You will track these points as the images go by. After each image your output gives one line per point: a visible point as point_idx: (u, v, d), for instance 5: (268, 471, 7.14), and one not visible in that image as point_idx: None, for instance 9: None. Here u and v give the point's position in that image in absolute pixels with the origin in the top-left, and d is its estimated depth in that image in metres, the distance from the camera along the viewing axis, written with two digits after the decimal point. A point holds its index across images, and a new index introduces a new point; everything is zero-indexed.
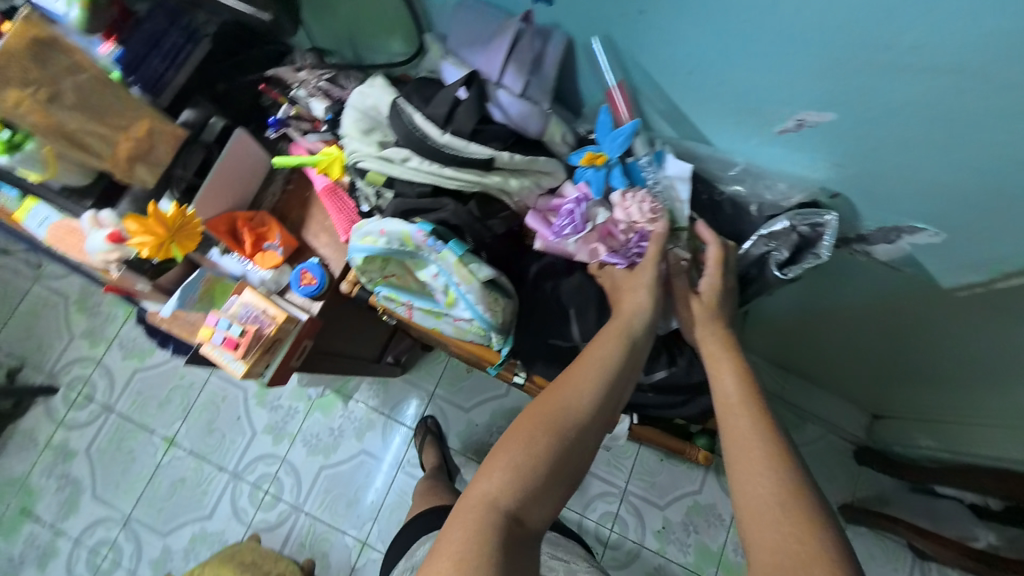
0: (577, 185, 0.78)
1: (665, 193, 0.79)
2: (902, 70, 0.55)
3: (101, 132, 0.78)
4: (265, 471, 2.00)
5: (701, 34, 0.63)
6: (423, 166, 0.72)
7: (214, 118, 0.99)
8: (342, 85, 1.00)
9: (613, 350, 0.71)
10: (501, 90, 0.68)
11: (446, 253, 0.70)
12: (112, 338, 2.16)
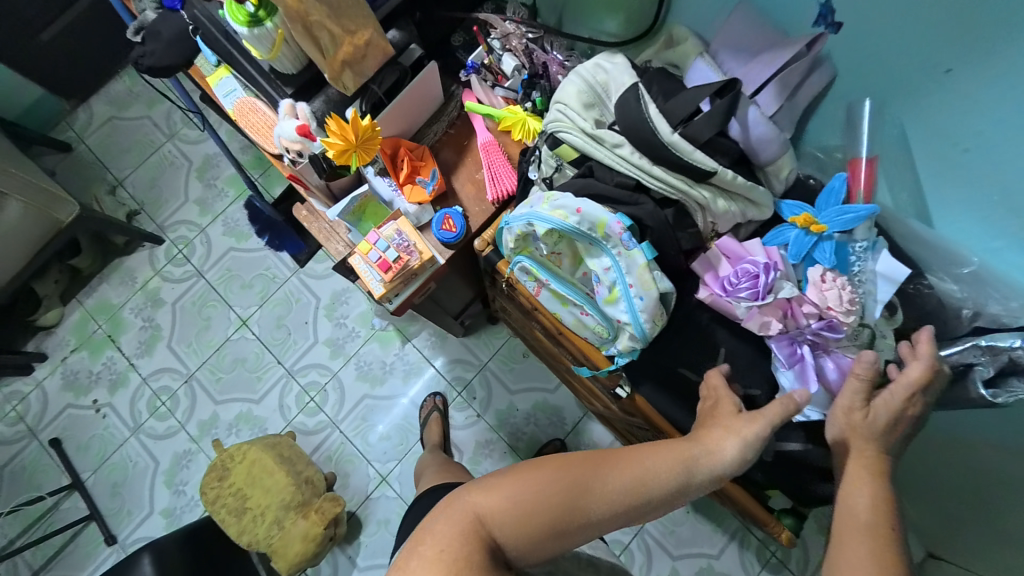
0: (771, 246, 0.71)
1: (865, 287, 0.67)
2: None
3: (333, 31, 0.80)
4: (316, 379, 2.11)
5: (1005, 112, 0.58)
6: (635, 157, 0.70)
7: (414, 45, 0.99)
8: (544, 48, 0.97)
9: (676, 460, 0.58)
10: (754, 107, 0.63)
11: (635, 253, 0.67)
12: (219, 212, 2.29)
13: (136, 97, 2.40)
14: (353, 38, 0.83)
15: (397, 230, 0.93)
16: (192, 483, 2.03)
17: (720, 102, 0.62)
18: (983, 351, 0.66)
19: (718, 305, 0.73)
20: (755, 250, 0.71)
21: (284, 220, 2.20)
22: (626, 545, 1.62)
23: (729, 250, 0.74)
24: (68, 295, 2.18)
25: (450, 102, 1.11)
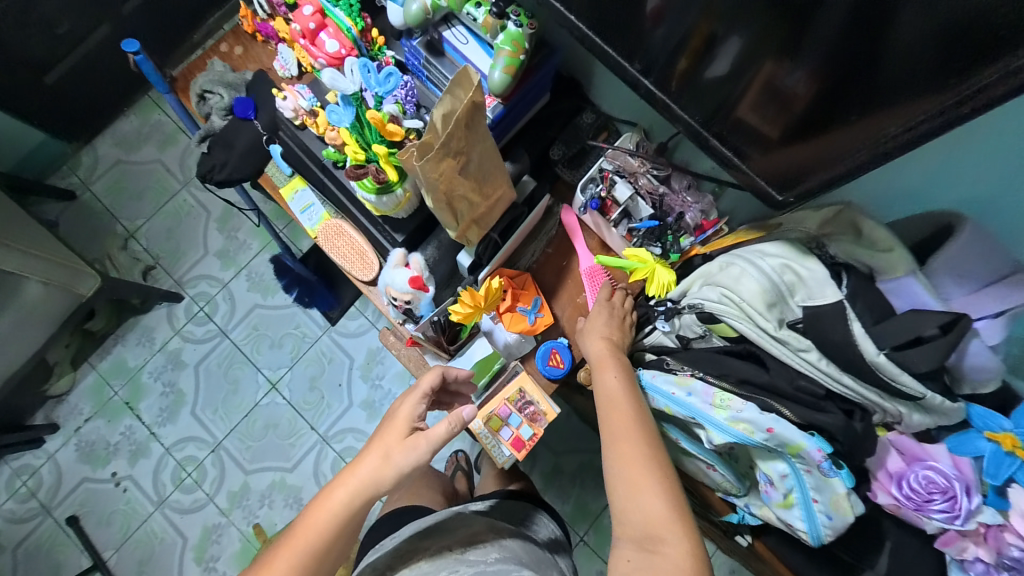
0: (959, 459, 0.67)
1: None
2: None
3: (474, 200, 0.72)
4: (353, 446, 1.71)
5: None
6: (822, 364, 0.66)
7: (526, 175, 0.92)
8: (671, 187, 0.94)
9: (333, 510, 0.64)
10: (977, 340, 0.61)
11: (835, 481, 0.64)
12: (243, 266, 1.80)
13: (147, 137, 1.78)
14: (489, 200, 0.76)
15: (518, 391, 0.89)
16: (225, 561, 1.66)
17: (942, 337, 0.59)
18: None
19: (904, 513, 0.70)
20: (942, 458, 0.68)
21: (317, 276, 1.73)
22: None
23: (908, 451, 0.70)
24: (80, 358, 1.77)
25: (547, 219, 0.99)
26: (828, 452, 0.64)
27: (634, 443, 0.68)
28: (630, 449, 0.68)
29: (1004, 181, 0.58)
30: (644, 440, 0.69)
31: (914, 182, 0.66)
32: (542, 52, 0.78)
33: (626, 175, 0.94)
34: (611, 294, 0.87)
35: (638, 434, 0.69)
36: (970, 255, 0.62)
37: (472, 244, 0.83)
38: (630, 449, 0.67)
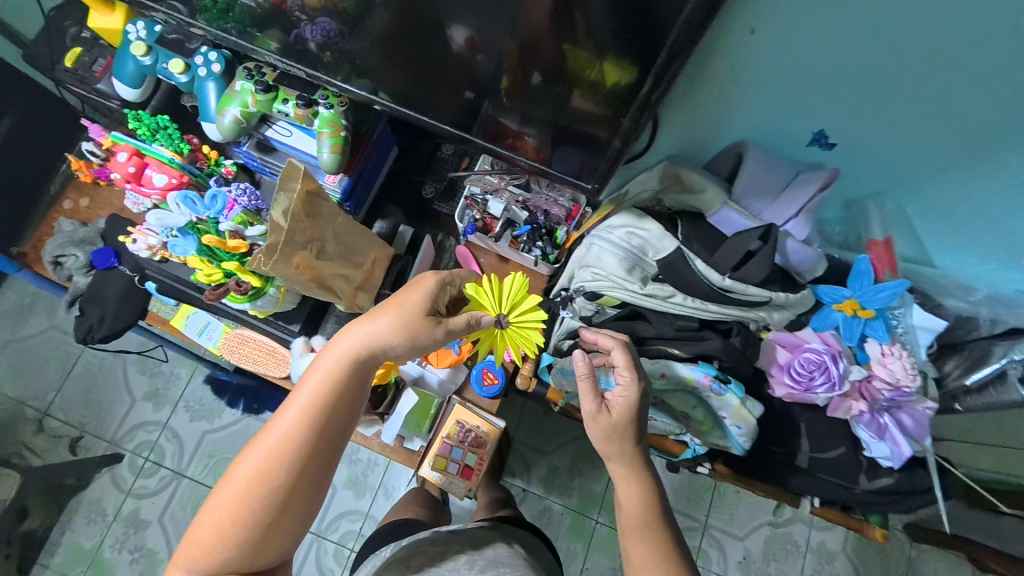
0: (822, 335, 0.77)
1: (913, 342, 0.76)
2: None
3: (349, 272, 0.77)
4: (348, 530, 1.46)
5: (995, 191, 0.70)
6: (687, 302, 0.74)
7: (402, 225, 0.97)
8: (534, 191, 1.00)
9: (255, 485, 0.53)
10: (793, 240, 0.70)
11: (732, 396, 0.71)
12: (177, 398, 1.63)
13: (32, 307, 1.64)
14: (365, 267, 0.80)
15: (457, 423, 0.89)
16: None
17: (759, 250, 0.69)
18: None
19: (797, 398, 0.79)
20: (810, 340, 0.77)
21: (257, 382, 1.49)
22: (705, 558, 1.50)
23: (786, 343, 0.78)
24: (27, 563, 1.50)
25: (444, 254, 1.11)
26: (715, 374, 0.73)
27: (640, 539, 0.61)
28: (634, 541, 0.62)
29: (763, 109, 0.69)
30: (647, 535, 0.61)
31: (707, 128, 0.75)
32: (366, 122, 0.85)
33: (492, 191, 0.98)
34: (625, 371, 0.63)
35: (639, 536, 0.62)
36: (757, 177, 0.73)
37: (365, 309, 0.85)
38: (632, 541, 0.62)
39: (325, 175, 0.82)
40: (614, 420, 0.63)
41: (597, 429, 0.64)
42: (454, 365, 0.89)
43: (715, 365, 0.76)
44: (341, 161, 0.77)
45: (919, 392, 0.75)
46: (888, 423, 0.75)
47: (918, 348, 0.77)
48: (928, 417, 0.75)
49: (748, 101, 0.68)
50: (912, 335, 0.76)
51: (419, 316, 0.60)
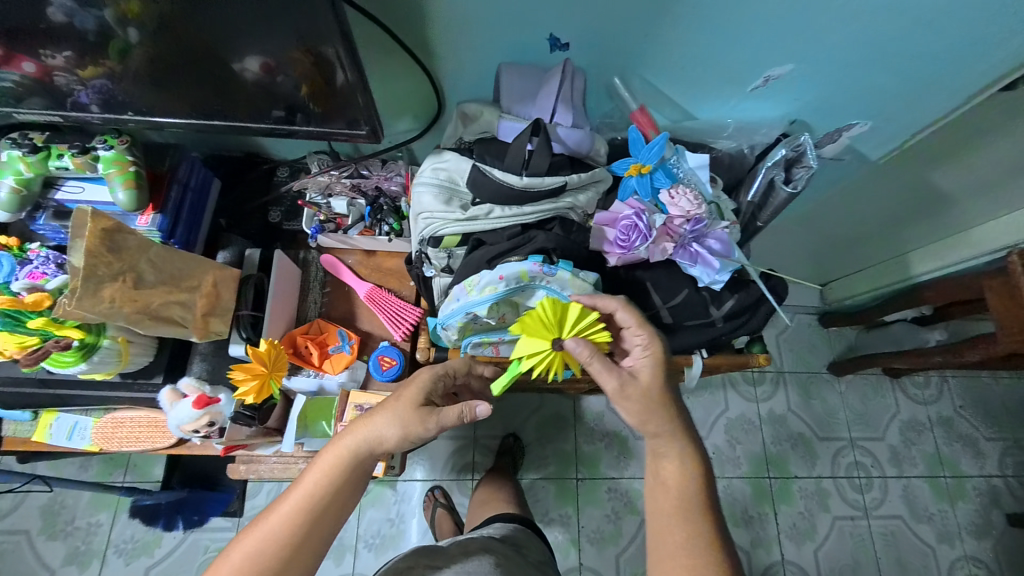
0: (628, 201, 0.87)
1: (695, 182, 0.89)
2: (844, 19, 0.76)
3: (181, 297, 0.78)
4: None
5: (700, 39, 0.80)
6: (506, 212, 0.82)
7: (248, 250, 0.99)
8: (367, 176, 1.05)
9: (299, 519, 0.61)
10: (559, 127, 0.78)
11: (562, 272, 0.79)
12: (103, 549, 1.38)
13: None
14: (202, 291, 0.81)
15: (357, 406, 0.92)
16: None
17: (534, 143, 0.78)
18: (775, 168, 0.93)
19: (626, 260, 0.89)
20: (620, 210, 0.88)
21: (185, 487, 1.36)
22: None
23: (605, 221, 0.89)
24: None
25: (309, 269, 1.13)
26: (543, 261, 0.79)
27: (676, 520, 0.64)
28: (674, 516, 0.64)
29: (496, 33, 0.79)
30: (683, 522, 0.63)
31: (468, 66, 0.85)
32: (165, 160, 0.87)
33: (330, 193, 1.05)
34: (642, 331, 0.72)
35: (680, 536, 0.63)
36: (519, 84, 0.79)
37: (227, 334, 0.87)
38: (662, 514, 0.65)
39: (136, 219, 0.82)
40: (643, 389, 0.68)
41: (635, 402, 0.68)
42: (348, 366, 1.05)
43: (546, 255, 0.83)
44: (141, 197, 0.78)
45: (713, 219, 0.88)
46: (699, 251, 0.88)
47: (701, 185, 0.89)
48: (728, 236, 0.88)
49: (481, 31, 0.78)
50: (692, 176, 0.89)
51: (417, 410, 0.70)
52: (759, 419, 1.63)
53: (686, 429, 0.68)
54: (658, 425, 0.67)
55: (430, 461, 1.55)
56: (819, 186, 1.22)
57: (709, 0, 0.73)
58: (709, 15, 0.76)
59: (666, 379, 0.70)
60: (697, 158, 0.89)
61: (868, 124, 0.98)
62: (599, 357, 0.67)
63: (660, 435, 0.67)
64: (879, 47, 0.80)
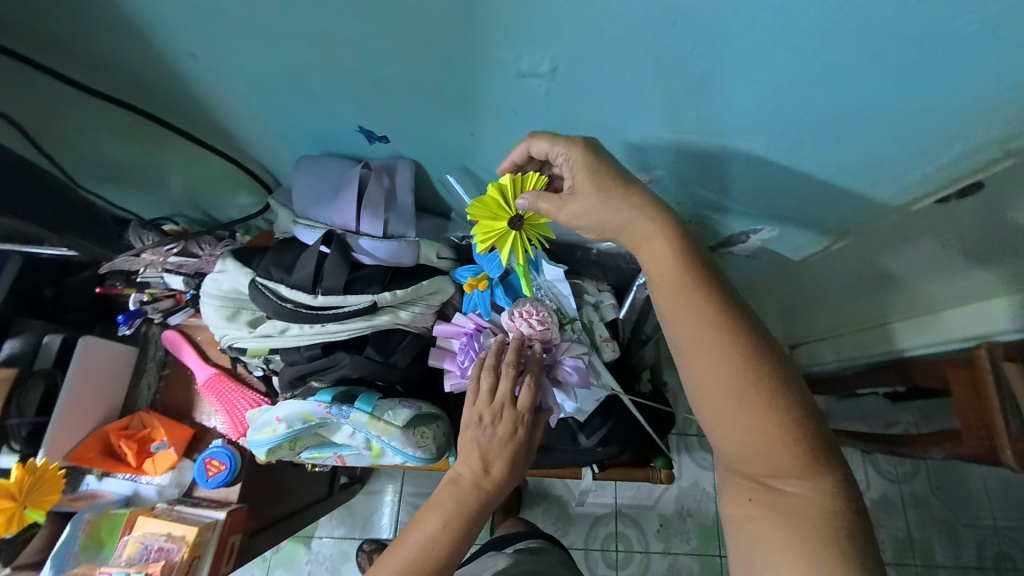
0: (469, 314, 0.75)
1: (553, 295, 0.78)
2: (703, 142, 0.58)
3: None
4: None
5: None
6: (305, 331, 0.68)
7: (47, 336, 0.85)
8: (197, 254, 0.88)
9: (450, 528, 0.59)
10: (361, 239, 0.71)
11: (356, 415, 0.67)
12: None
13: None
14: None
15: (141, 537, 0.79)
16: None
17: (327, 254, 0.68)
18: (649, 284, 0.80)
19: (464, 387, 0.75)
20: (462, 322, 0.75)
21: None
22: (617, 532, 1.42)
23: (445, 333, 0.75)
24: None
25: (148, 345, 0.97)
26: (330, 400, 0.68)
27: (717, 388, 0.47)
28: (700, 360, 0.48)
29: (286, 120, 0.66)
30: (736, 404, 0.47)
31: (279, 150, 0.73)
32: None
33: (162, 270, 0.88)
34: (558, 146, 0.54)
35: (729, 417, 0.47)
36: (318, 186, 0.70)
37: None
38: (705, 388, 0.48)
39: None
40: (581, 200, 0.54)
41: (574, 208, 0.54)
42: (173, 467, 0.88)
43: (347, 388, 0.71)
44: None
45: (568, 344, 0.75)
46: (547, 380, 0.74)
47: (562, 299, 0.78)
48: (586, 366, 0.75)
49: (272, 120, 0.66)
50: (549, 289, 0.78)
51: (514, 450, 0.66)
52: (714, 491, 1.44)
53: (684, 266, 0.49)
54: (612, 219, 0.52)
55: (349, 521, 1.55)
56: (758, 265, 1.03)
57: (523, 104, 0.57)
58: (531, 121, 0.59)
59: (608, 168, 0.53)
60: (553, 270, 0.78)
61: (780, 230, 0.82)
62: (542, 198, 0.56)
63: (629, 227, 0.52)
64: (765, 172, 0.61)
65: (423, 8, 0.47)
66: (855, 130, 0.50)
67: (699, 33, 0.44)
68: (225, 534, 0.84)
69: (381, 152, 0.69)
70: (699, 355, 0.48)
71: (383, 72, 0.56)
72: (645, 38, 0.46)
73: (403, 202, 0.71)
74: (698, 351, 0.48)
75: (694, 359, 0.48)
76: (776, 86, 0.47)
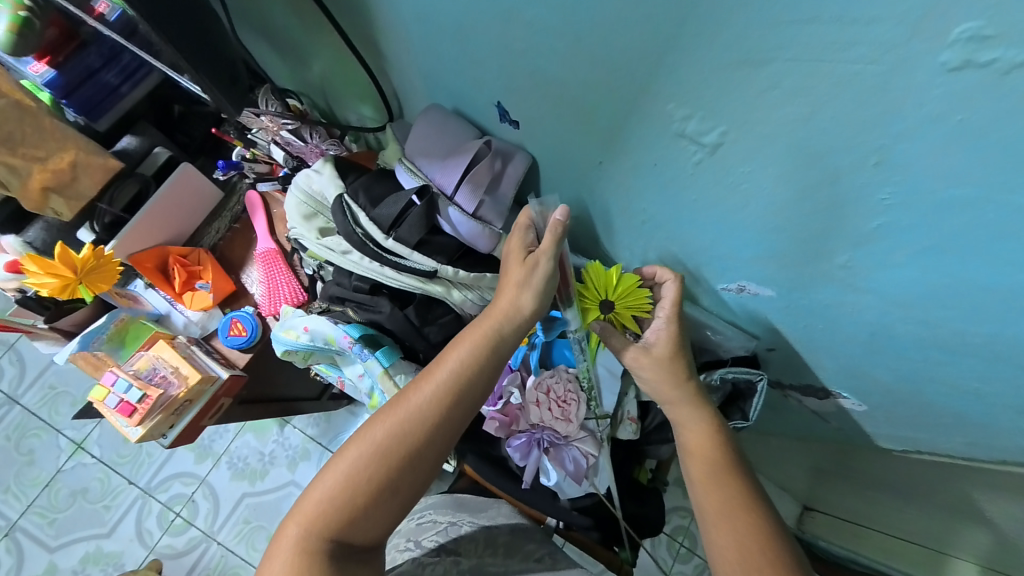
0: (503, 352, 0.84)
1: (595, 380, 0.80)
2: (839, 281, 0.55)
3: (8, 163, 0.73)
4: (180, 492, 1.58)
5: (661, 201, 0.62)
6: (363, 263, 0.68)
7: (159, 147, 0.94)
8: (305, 139, 0.93)
9: (397, 430, 0.55)
10: (451, 207, 0.69)
11: (371, 363, 0.68)
12: None
13: None
14: (46, 165, 0.77)
15: (154, 359, 0.86)
16: None
17: (415, 206, 0.67)
18: None
19: None
20: None
21: None
22: None
23: None
24: None
25: (232, 196, 1.03)
26: (356, 337, 0.68)
27: (731, 534, 0.55)
28: (719, 529, 0.56)
29: (437, 68, 0.66)
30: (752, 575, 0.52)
31: (419, 90, 0.75)
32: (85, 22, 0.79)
33: (271, 138, 0.94)
34: (668, 306, 0.66)
35: None
36: (434, 140, 0.69)
37: (71, 218, 0.84)
38: (721, 531, 0.55)
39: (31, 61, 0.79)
40: (656, 361, 0.65)
41: (647, 365, 0.66)
42: (204, 311, 0.94)
43: (376, 332, 0.71)
44: (23, 47, 0.73)
45: (581, 436, 0.79)
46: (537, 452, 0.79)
47: (599, 387, 0.81)
48: (586, 465, 0.79)
49: (426, 61, 0.66)
50: (598, 378, 0.81)
51: (465, 383, 0.58)
52: None
53: (716, 437, 0.62)
54: (674, 389, 0.65)
55: (324, 426, 1.64)
56: (824, 424, 0.94)
57: (667, 161, 0.56)
58: (669, 182, 0.58)
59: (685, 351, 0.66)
60: (609, 364, 0.80)
61: (863, 407, 0.75)
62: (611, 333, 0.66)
63: (673, 407, 0.65)
64: (889, 340, 0.58)
65: (620, 30, 0.45)
66: (1003, 351, 0.48)
67: (901, 185, 0.41)
68: (218, 393, 0.90)
69: (508, 135, 0.68)
70: (712, 501, 0.58)
71: (550, 68, 0.54)
72: (832, 170, 0.44)
73: (504, 192, 0.69)
74: (728, 514, 0.56)
75: (714, 513, 0.57)
76: (947, 278, 0.45)
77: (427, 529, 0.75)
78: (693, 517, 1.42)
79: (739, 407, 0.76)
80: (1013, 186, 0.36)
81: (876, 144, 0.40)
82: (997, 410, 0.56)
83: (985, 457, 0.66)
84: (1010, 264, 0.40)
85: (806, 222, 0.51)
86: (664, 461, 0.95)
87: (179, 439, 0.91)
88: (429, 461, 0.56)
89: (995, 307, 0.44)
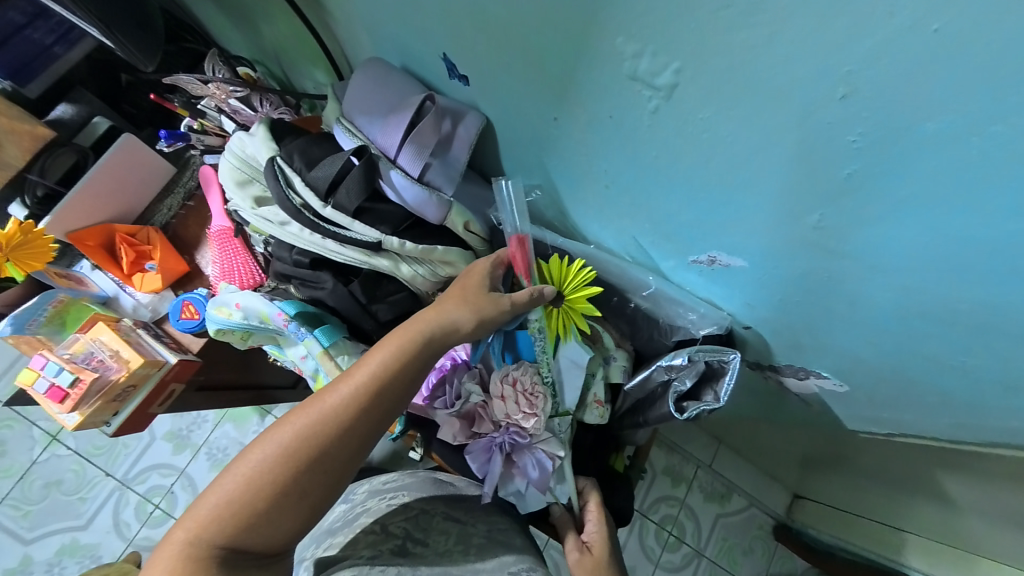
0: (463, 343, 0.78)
1: (558, 374, 0.72)
2: (813, 246, 0.50)
3: None
4: (158, 483, 1.55)
5: (621, 162, 0.57)
6: (301, 234, 0.63)
7: (99, 116, 0.88)
8: (255, 108, 0.87)
9: (308, 431, 0.49)
10: (394, 170, 0.63)
11: (310, 342, 0.64)
12: None
13: None
14: None
15: (92, 342, 0.81)
16: None
17: (354, 167, 0.62)
18: (668, 370, 0.71)
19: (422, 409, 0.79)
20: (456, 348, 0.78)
21: None
22: None
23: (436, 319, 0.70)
24: None
25: (185, 170, 0.97)
26: (292, 314, 0.63)
27: None
28: None
29: (378, 17, 0.60)
30: None
31: (366, 47, 0.69)
32: None
33: (218, 107, 0.87)
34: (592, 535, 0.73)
35: None
36: (375, 97, 0.63)
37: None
38: None
39: None
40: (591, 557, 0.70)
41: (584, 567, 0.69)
42: (154, 292, 0.89)
43: (319, 310, 0.66)
44: None
45: (545, 438, 0.71)
46: (496, 458, 0.71)
47: (563, 381, 0.73)
48: (551, 469, 0.71)
49: (366, 9, 0.60)
50: (560, 372, 0.73)
51: (386, 383, 0.53)
52: None
53: None
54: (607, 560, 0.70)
55: None
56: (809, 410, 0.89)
57: (622, 112, 0.50)
58: (627, 137, 0.53)
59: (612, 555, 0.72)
60: (573, 354, 0.72)
61: (845, 387, 0.70)
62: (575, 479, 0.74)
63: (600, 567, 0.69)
64: (867, 312, 0.53)
65: None
66: (988, 321, 0.43)
67: (872, 125, 0.36)
68: (168, 378, 0.86)
69: (458, 92, 0.63)
70: None
71: (487, 6, 0.48)
72: (796, 110, 0.39)
73: (454, 155, 0.64)
74: None
75: None
76: (926, 238, 0.40)
77: (396, 514, 0.68)
78: (682, 506, 1.39)
79: (711, 388, 0.69)
80: (995, 117, 0.30)
81: (840, 75, 0.35)
82: (984, 387, 0.51)
83: (973, 439, 0.62)
84: (997, 215, 0.34)
85: (771, 176, 0.46)
86: (643, 447, 0.91)
87: (126, 425, 0.87)
88: (342, 465, 0.50)
89: (979, 267, 0.39)
